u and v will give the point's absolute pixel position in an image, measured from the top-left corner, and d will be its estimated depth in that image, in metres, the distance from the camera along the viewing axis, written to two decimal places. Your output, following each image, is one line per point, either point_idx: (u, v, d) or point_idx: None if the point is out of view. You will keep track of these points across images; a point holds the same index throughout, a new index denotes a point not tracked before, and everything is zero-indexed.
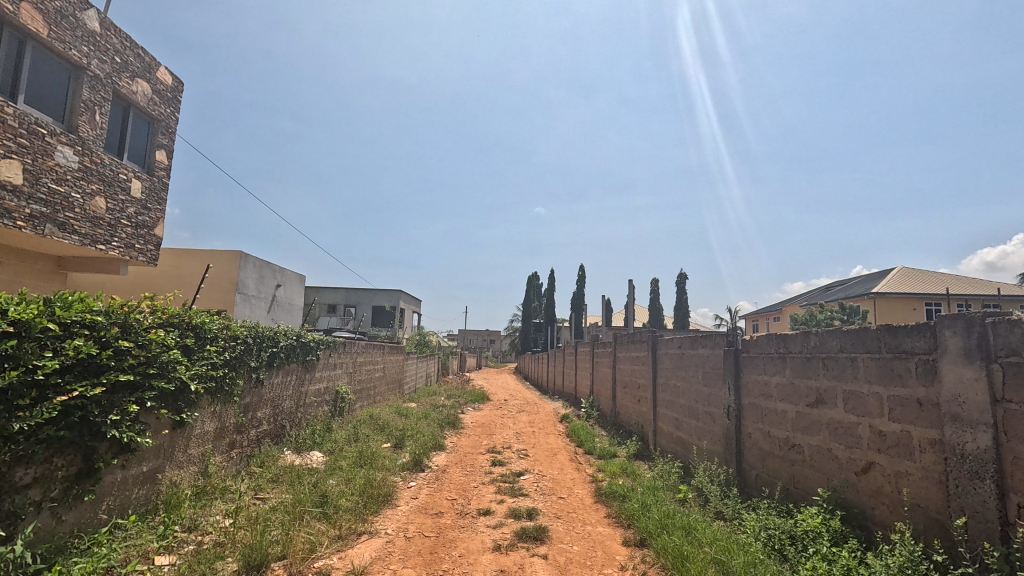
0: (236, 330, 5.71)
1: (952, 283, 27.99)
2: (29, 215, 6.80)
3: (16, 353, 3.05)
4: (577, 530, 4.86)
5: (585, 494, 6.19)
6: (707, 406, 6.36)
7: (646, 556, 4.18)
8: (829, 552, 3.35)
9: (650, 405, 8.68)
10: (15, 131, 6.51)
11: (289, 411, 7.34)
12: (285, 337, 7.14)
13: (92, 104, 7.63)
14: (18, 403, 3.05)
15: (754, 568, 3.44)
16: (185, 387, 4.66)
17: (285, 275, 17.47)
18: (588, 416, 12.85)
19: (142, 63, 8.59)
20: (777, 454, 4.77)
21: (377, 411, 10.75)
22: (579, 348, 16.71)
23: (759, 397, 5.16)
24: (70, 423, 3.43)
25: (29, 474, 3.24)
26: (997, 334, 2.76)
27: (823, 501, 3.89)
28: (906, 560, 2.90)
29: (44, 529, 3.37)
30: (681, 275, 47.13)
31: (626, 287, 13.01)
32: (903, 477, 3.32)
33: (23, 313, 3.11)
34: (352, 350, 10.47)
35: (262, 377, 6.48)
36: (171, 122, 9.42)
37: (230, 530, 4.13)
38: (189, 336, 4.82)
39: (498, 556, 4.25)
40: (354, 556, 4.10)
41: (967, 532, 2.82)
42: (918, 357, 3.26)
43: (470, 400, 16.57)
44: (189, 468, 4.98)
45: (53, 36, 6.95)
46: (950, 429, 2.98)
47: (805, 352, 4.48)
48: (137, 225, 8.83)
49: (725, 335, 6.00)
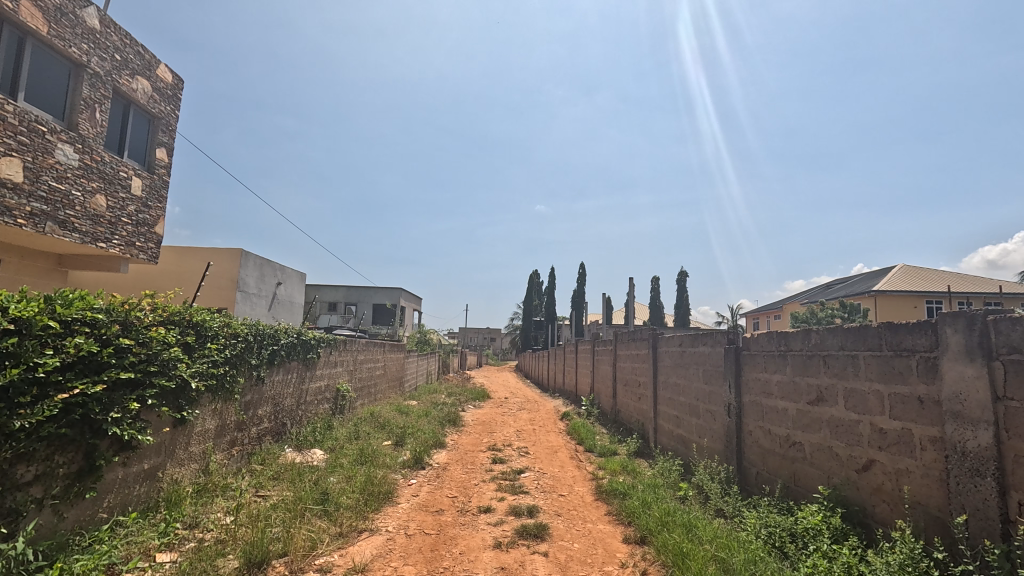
0: (237, 328, 5.71)
1: (953, 281, 27.97)
2: (29, 213, 6.80)
3: (16, 351, 3.04)
4: (578, 528, 4.86)
5: (586, 491, 6.19)
6: (707, 403, 6.37)
7: (646, 553, 4.19)
8: (829, 550, 3.36)
9: (651, 403, 8.69)
10: (15, 129, 6.51)
11: (290, 408, 7.35)
12: (286, 335, 7.15)
13: (92, 101, 7.62)
14: (19, 400, 3.06)
15: (754, 565, 3.45)
16: (185, 385, 4.66)
17: (285, 273, 17.46)
18: (588, 414, 12.87)
19: (142, 61, 8.58)
20: (777, 452, 4.77)
21: (377, 408, 10.75)
22: (579, 346, 16.73)
23: (759, 395, 5.16)
24: (71, 421, 3.43)
25: (30, 471, 3.24)
26: (999, 331, 2.75)
27: (823, 499, 3.89)
28: (907, 557, 2.91)
29: (46, 526, 3.38)
30: (682, 274, 47.18)
31: (626, 285, 13.00)
32: (903, 474, 3.32)
33: (23, 311, 3.10)
34: (352, 347, 10.47)
35: (263, 375, 6.49)
36: (171, 120, 9.41)
37: (232, 527, 4.14)
38: (190, 333, 4.81)
39: (498, 554, 4.26)
40: (355, 554, 4.10)
41: (968, 530, 2.83)
42: (919, 355, 3.26)
43: (470, 398, 16.56)
44: (190, 466, 4.99)
45: (53, 34, 6.94)
46: (951, 426, 2.98)
47: (805, 349, 4.48)
48: (138, 222, 8.82)
49: (725, 334, 6.00)
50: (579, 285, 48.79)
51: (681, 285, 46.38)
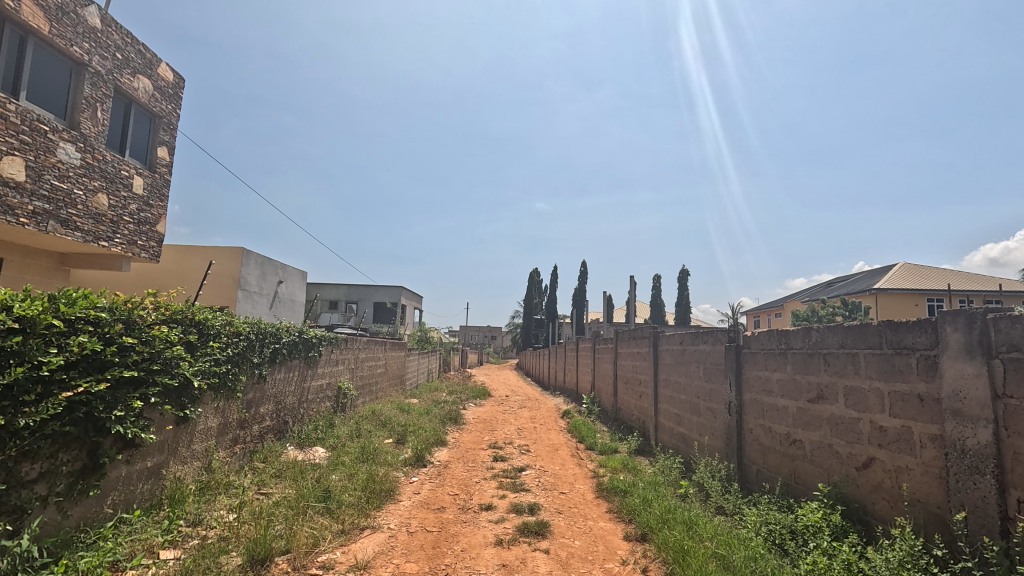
0: (239, 326, 5.72)
1: (953, 279, 27.97)
2: (31, 212, 6.81)
3: (22, 350, 3.07)
4: (579, 525, 4.89)
5: (586, 489, 6.21)
6: (707, 401, 6.39)
7: (647, 551, 4.22)
8: (830, 547, 3.37)
9: (651, 401, 8.74)
10: (16, 128, 6.52)
11: (291, 406, 7.34)
12: (287, 334, 7.16)
13: (94, 101, 7.63)
14: (23, 398, 3.08)
15: (753, 562, 3.46)
16: (188, 384, 4.69)
17: (285, 271, 17.41)
18: (590, 412, 12.87)
19: (143, 59, 8.57)
20: (777, 450, 4.79)
21: (379, 407, 10.66)
22: (579, 344, 16.81)
23: (759, 394, 5.19)
24: (75, 419, 3.46)
25: (35, 469, 3.27)
26: (998, 329, 2.76)
27: (823, 497, 3.90)
28: (907, 554, 2.92)
29: (50, 523, 3.41)
30: (682, 272, 47.24)
31: (627, 283, 13.04)
32: (903, 472, 3.33)
33: (28, 310, 3.12)
34: (353, 346, 10.44)
35: (265, 373, 6.50)
36: (173, 119, 9.42)
37: (234, 525, 4.17)
38: (192, 332, 4.84)
39: (500, 551, 4.28)
40: (357, 551, 4.13)
41: (967, 527, 2.84)
42: (919, 353, 3.27)
43: (471, 396, 16.59)
44: (193, 463, 5.01)
45: (53, 32, 6.93)
46: (950, 424, 2.99)
47: (806, 348, 4.48)
48: (138, 221, 8.81)
49: (727, 332, 6.02)
50: (580, 284, 48.88)
51: (681, 283, 46.30)
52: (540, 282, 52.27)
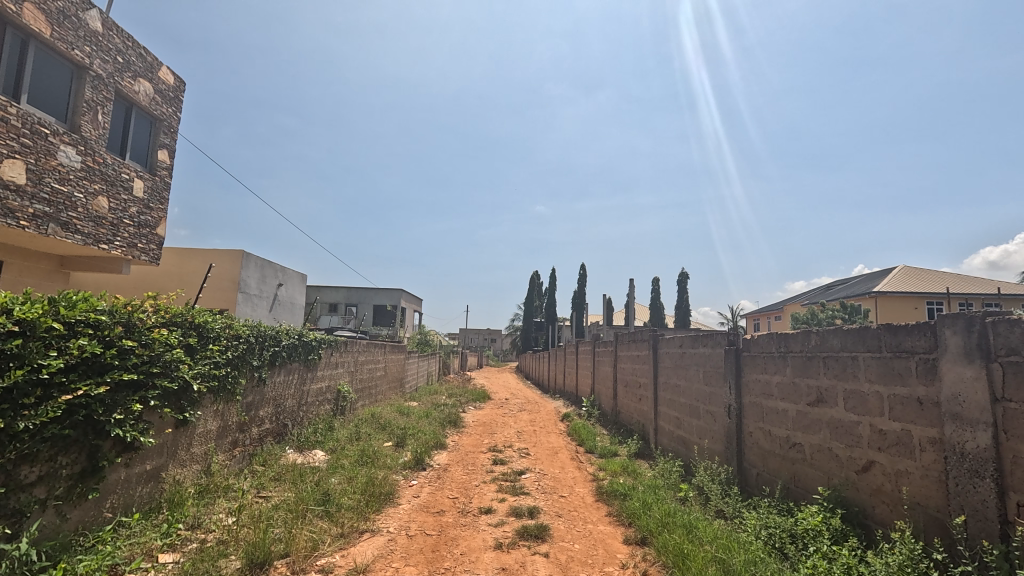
0: (239, 329, 5.72)
1: (953, 282, 27.99)
2: (32, 215, 6.81)
3: (21, 353, 3.08)
4: (579, 528, 4.89)
5: (586, 492, 6.21)
6: (707, 405, 6.38)
7: (647, 554, 4.21)
8: (829, 551, 3.37)
9: (651, 404, 8.74)
10: (18, 131, 6.54)
11: (290, 409, 7.34)
12: (287, 337, 7.16)
13: (95, 104, 7.65)
14: (23, 402, 3.08)
15: (753, 567, 3.45)
16: (187, 387, 4.70)
17: (285, 274, 17.43)
18: (589, 415, 12.86)
19: (143, 63, 8.58)
20: (777, 453, 4.79)
21: (378, 410, 10.66)
22: (579, 347, 16.82)
23: (759, 397, 5.18)
24: (75, 422, 3.45)
25: (34, 472, 3.26)
26: (997, 333, 2.77)
27: (823, 500, 3.90)
28: (907, 558, 2.91)
29: (49, 527, 3.39)
30: (682, 275, 47.24)
31: (627, 286, 13.01)
32: (902, 475, 3.33)
33: (28, 312, 3.14)
34: (353, 349, 10.42)
35: (264, 376, 6.50)
36: (173, 122, 9.43)
37: (234, 528, 4.16)
38: (192, 335, 4.84)
39: (499, 554, 4.27)
40: (356, 554, 4.12)
41: (967, 530, 2.84)
42: (918, 356, 3.27)
43: (470, 399, 16.56)
44: (192, 466, 5.01)
45: (55, 36, 6.96)
46: (950, 428, 2.99)
47: (805, 351, 4.50)
48: (139, 224, 8.83)
49: (726, 335, 6.02)
50: (579, 286, 48.90)
51: (680, 286, 46.29)
52: (540, 285, 52.30)
